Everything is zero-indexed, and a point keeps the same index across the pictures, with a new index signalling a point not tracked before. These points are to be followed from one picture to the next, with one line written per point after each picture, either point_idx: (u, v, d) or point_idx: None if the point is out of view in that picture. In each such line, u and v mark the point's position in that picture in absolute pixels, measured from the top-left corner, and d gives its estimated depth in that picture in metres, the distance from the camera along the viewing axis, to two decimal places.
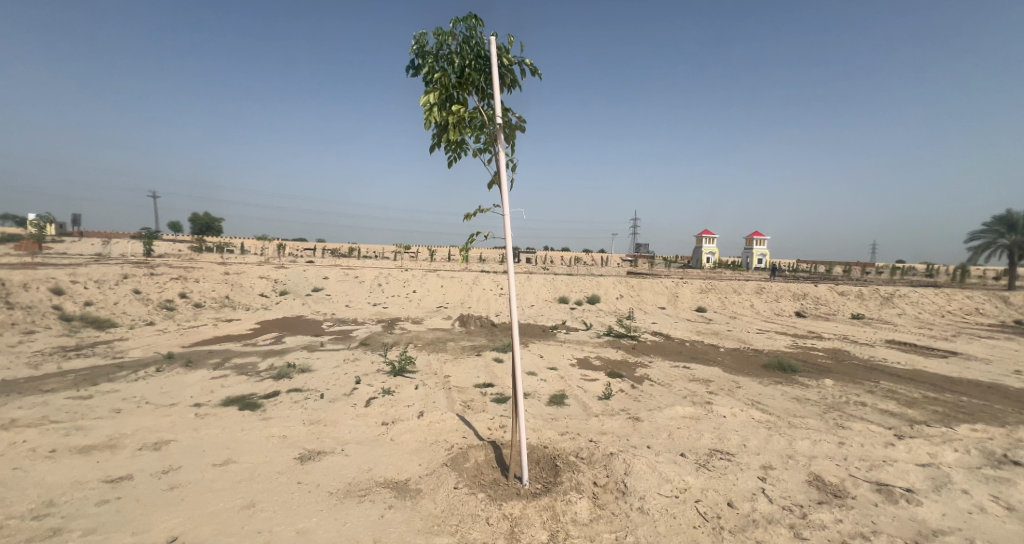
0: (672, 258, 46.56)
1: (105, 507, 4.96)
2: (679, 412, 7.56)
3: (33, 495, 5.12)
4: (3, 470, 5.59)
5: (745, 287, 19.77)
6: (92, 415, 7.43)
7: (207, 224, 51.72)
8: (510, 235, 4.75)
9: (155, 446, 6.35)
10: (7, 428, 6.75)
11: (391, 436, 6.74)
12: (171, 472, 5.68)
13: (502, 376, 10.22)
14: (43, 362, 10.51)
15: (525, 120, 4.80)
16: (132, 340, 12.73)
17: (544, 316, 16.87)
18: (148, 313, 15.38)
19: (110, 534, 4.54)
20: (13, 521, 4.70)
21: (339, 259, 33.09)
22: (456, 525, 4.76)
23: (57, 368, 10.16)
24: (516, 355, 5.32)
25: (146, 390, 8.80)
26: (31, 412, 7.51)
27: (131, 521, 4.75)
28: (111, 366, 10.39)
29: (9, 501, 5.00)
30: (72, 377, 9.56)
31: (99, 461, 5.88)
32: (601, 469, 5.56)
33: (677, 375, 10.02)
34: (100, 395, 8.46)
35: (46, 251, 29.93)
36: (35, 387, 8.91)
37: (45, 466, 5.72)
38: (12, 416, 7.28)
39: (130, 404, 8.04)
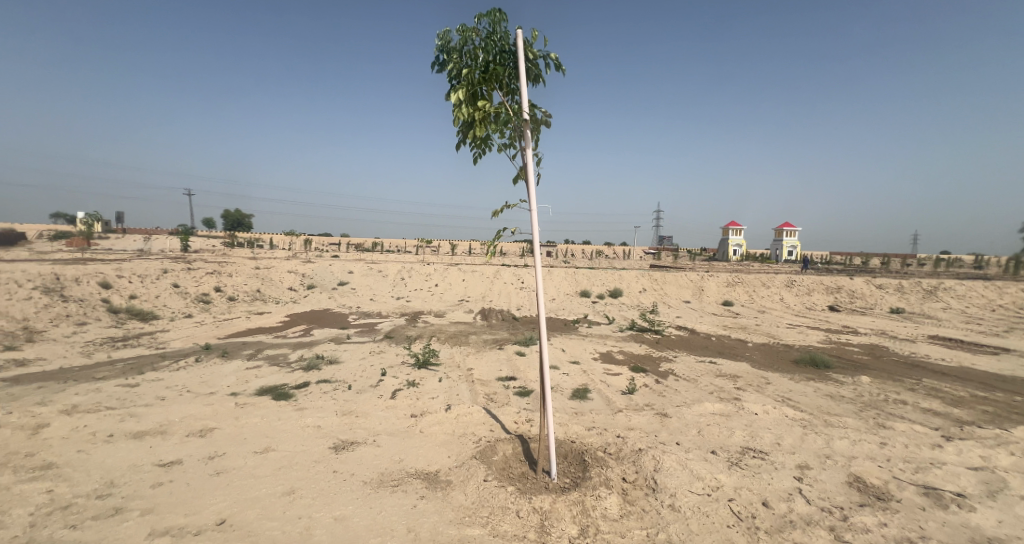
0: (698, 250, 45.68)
1: (160, 489, 5.17)
2: (709, 408, 7.44)
3: (96, 475, 5.37)
4: (67, 451, 5.87)
5: (774, 280, 19.30)
6: (140, 403, 7.73)
7: (239, 220, 53.23)
8: (537, 230, 4.70)
9: (201, 432, 6.57)
10: (67, 412, 7.07)
11: (420, 429, 6.82)
12: (217, 458, 5.87)
13: (526, 370, 10.24)
14: (95, 352, 11.00)
15: (550, 115, 4.75)
16: (173, 331, 13.18)
17: (567, 309, 16.83)
18: (187, 306, 15.91)
19: (165, 515, 4.73)
20: (79, 499, 4.94)
21: (362, 256, 31.99)
22: (486, 517, 4.81)
23: (107, 357, 10.62)
24: (544, 352, 5.21)
25: (188, 379, 9.12)
26: (87, 398, 7.88)
27: (184, 503, 4.94)
28: (155, 356, 10.81)
29: (75, 481, 5.26)
30: (121, 366, 9.98)
31: (151, 446, 6.12)
32: (630, 465, 5.52)
33: (704, 370, 9.87)
34: (146, 384, 8.80)
35: (92, 247, 31.33)
36: (88, 375, 9.33)
37: (104, 449, 5.98)
38: (71, 402, 7.64)
39: (173, 392, 8.34)
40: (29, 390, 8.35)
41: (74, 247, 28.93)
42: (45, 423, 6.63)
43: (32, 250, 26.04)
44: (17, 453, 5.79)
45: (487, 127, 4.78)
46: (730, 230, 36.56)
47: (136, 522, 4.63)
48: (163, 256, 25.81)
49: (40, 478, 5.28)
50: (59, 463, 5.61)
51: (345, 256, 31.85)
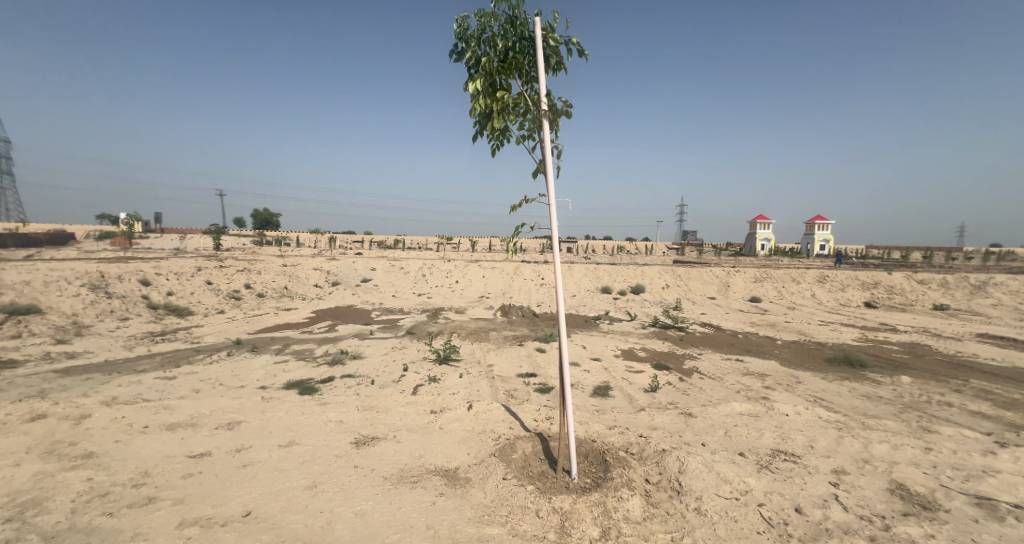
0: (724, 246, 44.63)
1: (190, 480, 5.24)
2: (737, 409, 7.19)
3: (132, 465, 5.48)
4: (106, 441, 6.03)
5: (805, 275, 18.66)
6: (175, 395, 7.90)
7: (268, 219, 54.38)
8: (556, 225, 4.56)
9: (229, 425, 6.66)
10: (108, 403, 7.27)
11: (440, 425, 6.77)
12: (244, 450, 5.93)
13: (546, 366, 10.13)
14: (136, 345, 11.35)
15: (571, 104, 4.60)
16: (207, 326, 13.52)
17: (587, 306, 16.62)
18: (219, 303, 16.29)
19: (194, 506, 4.78)
20: (116, 488, 5.04)
21: (386, 255, 29.21)
22: (505, 516, 4.71)
23: (147, 350, 10.95)
24: (565, 350, 5.03)
25: (220, 372, 9.31)
26: (128, 390, 8.11)
27: (211, 494, 4.99)
28: (190, 350, 11.09)
29: (113, 470, 5.37)
30: (159, 359, 10.28)
31: (183, 438, 6.22)
32: (654, 466, 5.36)
33: (730, 369, 9.57)
34: (182, 376, 9.02)
35: (133, 246, 32.56)
36: (129, 367, 9.62)
37: (140, 439, 6.12)
38: (113, 393, 7.88)
39: (207, 384, 8.52)
40: (76, 381, 8.66)
41: (116, 247, 30.08)
42: (88, 413, 6.82)
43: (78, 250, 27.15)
44: (59, 442, 5.96)
45: (505, 118, 4.66)
46: (758, 224, 35.56)
47: (167, 511, 4.69)
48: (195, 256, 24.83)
49: (81, 466, 5.42)
50: (99, 452, 5.75)
51: (369, 256, 28.96)
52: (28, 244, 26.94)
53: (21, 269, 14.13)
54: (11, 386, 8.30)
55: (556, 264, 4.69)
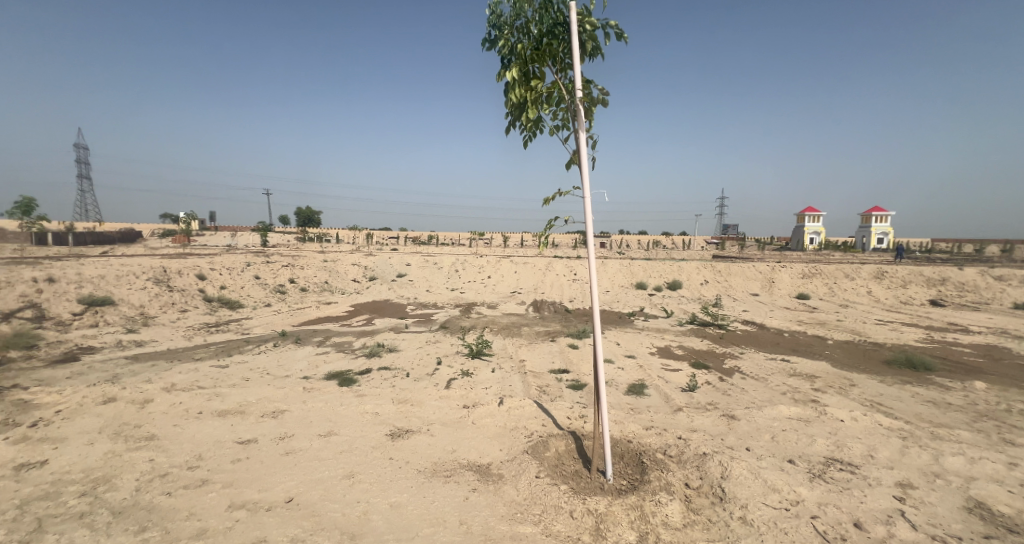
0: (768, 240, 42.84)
1: (239, 465, 5.35)
2: (785, 412, 6.80)
3: (187, 448, 5.66)
4: (165, 425, 6.25)
5: (860, 271, 17.60)
6: (227, 383, 8.16)
7: (310, 217, 55.95)
8: (591, 218, 4.37)
9: (273, 414, 6.78)
10: (169, 389, 7.57)
11: (473, 420, 6.68)
12: (286, 439, 6.02)
13: (579, 363, 9.92)
14: (194, 335, 11.86)
15: (607, 92, 4.41)
16: (255, 318, 14.00)
17: (622, 302, 16.26)
18: (266, 296, 16.83)
19: (242, 489, 4.88)
20: (174, 470, 5.20)
21: (421, 256, 25.31)
22: (538, 514, 4.58)
23: (203, 340, 11.42)
24: (599, 349, 4.81)
25: (267, 362, 9.59)
26: (187, 377, 8.45)
27: (258, 479, 5.09)
28: (240, 340, 11.48)
29: (171, 453, 5.55)
30: (213, 348, 10.69)
31: (232, 424, 6.38)
32: (694, 470, 5.10)
33: (775, 369, 9.10)
34: (234, 365, 9.33)
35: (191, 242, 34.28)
36: (187, 355, 10.05)
37: (195, 424, 6.32)
38: (173, 380, 8.22)
39: (255, 374, 8.78)
40: (143, 367, 9.11)
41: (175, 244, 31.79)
42: (152, 397, 7.13)
43: (143, 247, 28.73)
44: (125, 424, 6.23)
45: (539, 108, 4.49)
46: (807, 216, 33.93)
47: (218, 494, 4.80)
48: (231, 256, 21.39)
49: (144, 447, 5.64)
50: (159, 435, 5.96)
51: (404, 256, 25.02)
52: (102, 242, 28.85)
53: (95, 264, 15.06)
54: (88, 370, 8.81)
55: (591, 259, 4.46)
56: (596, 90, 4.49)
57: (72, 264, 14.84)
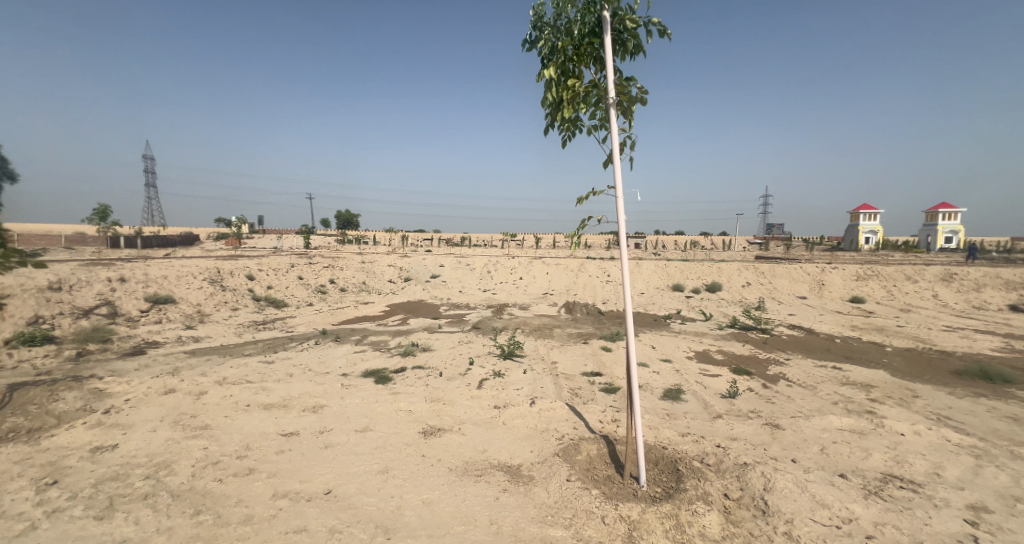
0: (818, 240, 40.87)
1: (283, 456, 5.39)
2: (837, 423, 6.32)
3: (236, 439, 5.75)
4: (218, 415, 6.39)
5: (924, 273, 16.42)
6: (273, 378, 8.33)
7: (349, 221, 57.38)
8: (623, 219, 4.14)
9: (313, 408, 6.82)
10: (221, 382, 7.77)
11: (504, 421, 6.52)
12: (325, 433, 6.03)
13: (613, 366, 9.62)
14: (244, 332, 12.23)
15: (647, 91, 4.20)
16: (298, 317, 14.35)
17: (657, 304, 15.79)
18: (308, 296, 17.24)
19: (285, 480, 4.90)
20: (225, 458, 5.29)
21: (452, 256, 26.51)
22: (569, 518, 4.38)
23: (252, 337, 11.77)
24: (632, 353, 4.54)
25: (308, 359, 9.75)
26: (237, 371, 8.67)
27: (299, 470, 5.10)
28: (283, 338, 11.74)
29: (223, 442, 5.65)
30: (260, 345, 10.98)
31: (276, 417, 6.46)
32: (734, 481, 4.77)
33: (825, 377, 8.54)
34: (279, 361, 9.55)
35: (242, 245, 35.80)
36: (236, 351, 10.35)
37: (244, 416, 6.43)
38: (224, 374, 8.45)
39: (298, 370, 8.92)
40: (198, 361, 9.43)
41: (228, 247, 33.30)
42: (206, 389, 7.33)
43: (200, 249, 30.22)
44: (183, 413, 6.40)
45: (576, 107, 4.33)
46: (862, 214, 32.24)
47: (263, 483, 4.83)
48: (281, 256, 23.98)
49: (199, 436, 5.76)
50: (212, 425, 6.09)
51: (433, 256, 26.27)
52: (165, 245, 30.58)
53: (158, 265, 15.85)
54: (152, 363, 9.21)
55: (624, 259, 4.22)
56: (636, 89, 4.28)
57: (139, 265, 15.67)
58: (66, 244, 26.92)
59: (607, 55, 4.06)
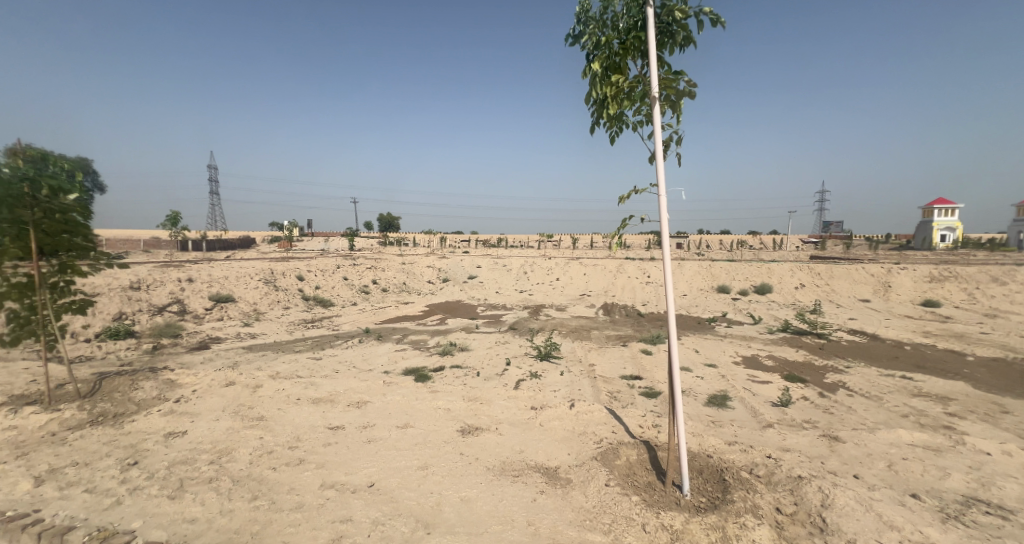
0: (884, 239, 38.26)
1: (330, 448, 5.38)
2: (906, 438, 5.74)
3: (289, 430, 5.79)
4: (272, 408, 6.49)
5: (1012, 274, 14.92)
6: (321, 373, 8.45)
7: (391, 223, 58.71)
8: (667, 218, 3.83)
9: (358, 404, 6.83)
10: (274, 376, 7.93)
11: (540, 422, 6.30)
12: (369, 428, 6.00)
13: (652, 370, 9.20)
14: (296, 330, 12.56)
15: (696, 84, 3.88)
16: (344, 316, 14.63)
17: (701, 306, 15.12)
18: (353, 296, 17.61)
19: (333, 471, 4.87)
20: (278, 448, 5.33)
21: (489, 256, 27.52)
22: (609, 524, 4.12)
23: (301, 334, 12.05)
24: (674, 356, 4.19)
25: (353, 356, 9.87)
26: (289, 367, 8.85)
27: (346, 463, 5.06)
28: (330, 335, 11.97)
29: (277, 432, 5.71)
30: (309, 342, 11.24)
31: (324, 411, 6.49)
32: (787, 494, 4.37)
33: (894, 387, 7.83)
34: (327, 357, 9.72)
35: (295, 247, 37.22)
36: (288, 347, 10.62)
37: (295, 409, 6.49)
38: (277, 369, 8.64)
39: (344, 366, 9.02)
40: (253, 356, 9.73)
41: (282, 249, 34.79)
42: (262, 382, 7.48)
43: (256, 251, 31.63)
44: (242, 404, 6.54)
45: (620, 103, 4.08)
46: (937, 209, 29.93)
47: (312, 473, 4.81)
48: (330, 256, 27.12)
49: (256, 426, 5.85)
50: (267, 417, 6.18)
51: (470, 256, 27.40)
52: (228, 248, 32.22)
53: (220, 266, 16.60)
54: (215, 357, 9.57)
55: (666, 260, 3.90)
56: (684, 82, 3.96)
57: (203, 266, 16.47)
58: (143, 248, 28.88)
59: (652, 47, 3.78)
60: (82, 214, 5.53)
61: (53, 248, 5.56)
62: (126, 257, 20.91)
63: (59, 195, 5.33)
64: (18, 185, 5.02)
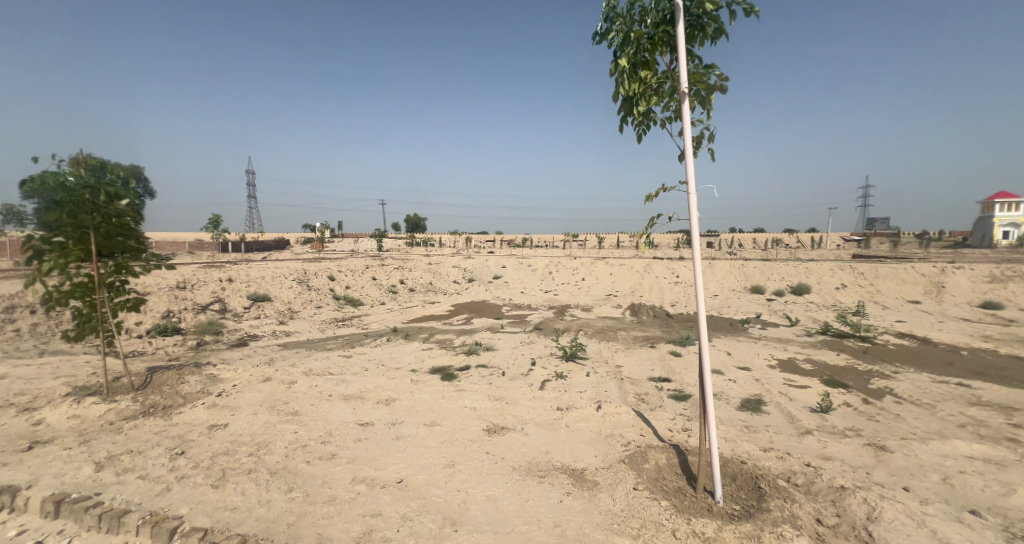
0: (937, 236, 36.17)
1: (360, 444, 5.33)
2: (963, 450, 5.29)
3: (322, 425, 5.77)
4: (306, 403, 6.50)
5: None
6: (351, 371, 8.47)
7: (418, 223, 59.34)
8: (696, 216, 3.59)
9: (386, 401, 6.78)
10: (308, 373, 7.98)
11: (566, 423, 6.09)
12: (397, 425, 5.93)
13: (681, 372, 8.86)
14: (328, 328, 12.70)
15: (729, 78, 3.62)
16: (373, 315, 14.74)
17: (733, 307, 14.58)
18: (382, 296, 17.76)
19: (363, 466, 4.80)
20: (312, 442, 5.30)
21: (513, 256, 27.34)
22: (637, 528, 3.91)
23: (333, 332, 12.18)
24: (705, 357, 3.92)
25: (381, 354, 9.88)
26: (322, 364, 8.91)
27: (376, 458, 4.99)
28: (360, 334, 12.05)
29: (311, 427, 5.70)
30: (340, 340, 11.32)
31: (354, 408, 6.46)
32: (829, 506, 4.06)
33: (948, 395, 7.30)
34: (357, 355, 9.76)
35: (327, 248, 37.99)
36: (320, 345, 10.73)
37: (327, 405, 6.48)
38: (311, 366, 8.71)
39: (372, 364, 9.02)
40: (287, 353, 9.86)
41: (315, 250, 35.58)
42: (297, 378, 7.51)
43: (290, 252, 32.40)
44: (278, 399, 6.56)
45: (647, 100, 3.88)
46: (998, 204, 28.02)
47: (344, 468, 4.76)
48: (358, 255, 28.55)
49: (292, 421, 5.86)
50: (302, 412, 6.19)
51: (495, 256, 27.38)
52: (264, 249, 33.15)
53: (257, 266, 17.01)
54: (254, 353, 9.74)
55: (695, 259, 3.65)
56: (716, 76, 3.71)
57: (241, 266, 16.91)
58: (187, 249, 30.01)
59: (680, 41, 3.55)
60: (134, 219, 5.69)
61: (107, 250, 5.69)
62: (173, 258, 21.75)
63: (114, 201, 5.43)
64: (80, 194, 5.12)
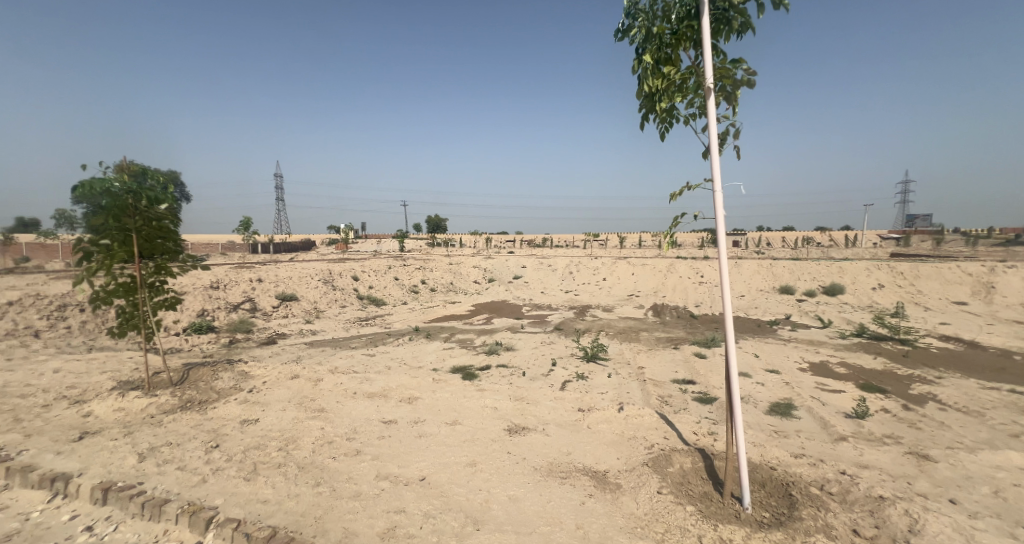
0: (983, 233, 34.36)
1: (383, 441, 5.26)
2: (1015, 461, 4.92)
3: (347, 422, 5.74)
4: (332, 401, 6.48)
5: None
6: (374, 369, 8.46)
7: (439, 224, 59.74)
8: (723, 213, 3.38)
9: (409, 399, 6.72)
10: (333, 371, 7.98)
11: (588, 424, 5.91)
12: (419, 423, 5.85)
13: (706, 374, 8.57)
14: (352, 327, 12.77)
15: (757, 72, 3.42)
16: (396, 314, 14.79)
17: (761, 308, 14.12)
18: (404, 296, 17.83)
19: (387, 463, 4.73)
20: (338, 438, 5.27)
21: (534, 256, 27.18)
22: (661, 534, 3.73)
23: (357, 331, 12.24)
24: (731, 357, 3.69)
25: (403, 353, 9.85)
26: (347, 362, 8.93)
27: (399, 456, 4.92)
28: (382, 333, 12.07)
29: (337, 424, 5.67)
30: (363, 339, 11.36)
31: (378, 406, 6.41)
32: (866, 516, 3.80)
33: (998, 402, 6.83)
34: (379, 354, 9.75)
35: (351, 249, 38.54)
36: (344, 343, 10.78)
37: (351, 402, 6.45)
38: (336, 364, 8.73)
39: (395, 363, 8.99)
40: (312, 351, 9.93)
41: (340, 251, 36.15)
42: (323, 376, 7.51)
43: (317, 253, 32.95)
44: (306, 396, 6.56)
45: (671, 96, 3.68)
46: None
47: (368, 464, 4.69)
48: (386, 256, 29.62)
49: (319, 417, 5.84)
50: (328, 409, 6.17)
51: (514, 256, 27.31)
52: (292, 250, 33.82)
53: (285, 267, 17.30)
54: (281, 351, 9.83)
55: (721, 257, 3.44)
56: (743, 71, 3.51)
57: (269, 267, 17.23)
58: (219, 249, 30.83)
59: (705, 35, 3.36)
60: (174, 223, 5.77)
61: (149, 254, 5.78)
62: (207, 259, 22.35)
63: (155, 205, 5.57)
64: (124, 197, 5.26)
